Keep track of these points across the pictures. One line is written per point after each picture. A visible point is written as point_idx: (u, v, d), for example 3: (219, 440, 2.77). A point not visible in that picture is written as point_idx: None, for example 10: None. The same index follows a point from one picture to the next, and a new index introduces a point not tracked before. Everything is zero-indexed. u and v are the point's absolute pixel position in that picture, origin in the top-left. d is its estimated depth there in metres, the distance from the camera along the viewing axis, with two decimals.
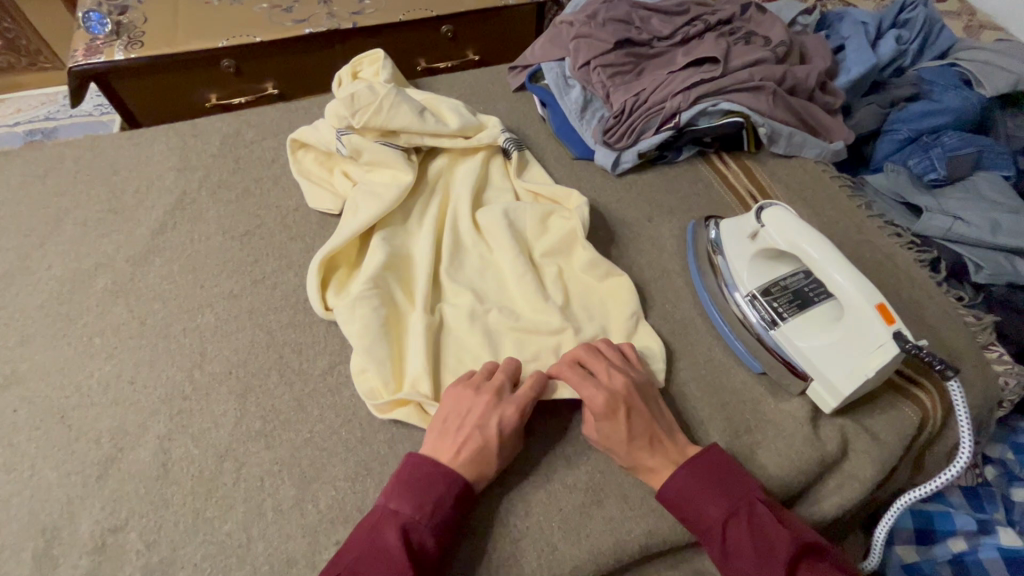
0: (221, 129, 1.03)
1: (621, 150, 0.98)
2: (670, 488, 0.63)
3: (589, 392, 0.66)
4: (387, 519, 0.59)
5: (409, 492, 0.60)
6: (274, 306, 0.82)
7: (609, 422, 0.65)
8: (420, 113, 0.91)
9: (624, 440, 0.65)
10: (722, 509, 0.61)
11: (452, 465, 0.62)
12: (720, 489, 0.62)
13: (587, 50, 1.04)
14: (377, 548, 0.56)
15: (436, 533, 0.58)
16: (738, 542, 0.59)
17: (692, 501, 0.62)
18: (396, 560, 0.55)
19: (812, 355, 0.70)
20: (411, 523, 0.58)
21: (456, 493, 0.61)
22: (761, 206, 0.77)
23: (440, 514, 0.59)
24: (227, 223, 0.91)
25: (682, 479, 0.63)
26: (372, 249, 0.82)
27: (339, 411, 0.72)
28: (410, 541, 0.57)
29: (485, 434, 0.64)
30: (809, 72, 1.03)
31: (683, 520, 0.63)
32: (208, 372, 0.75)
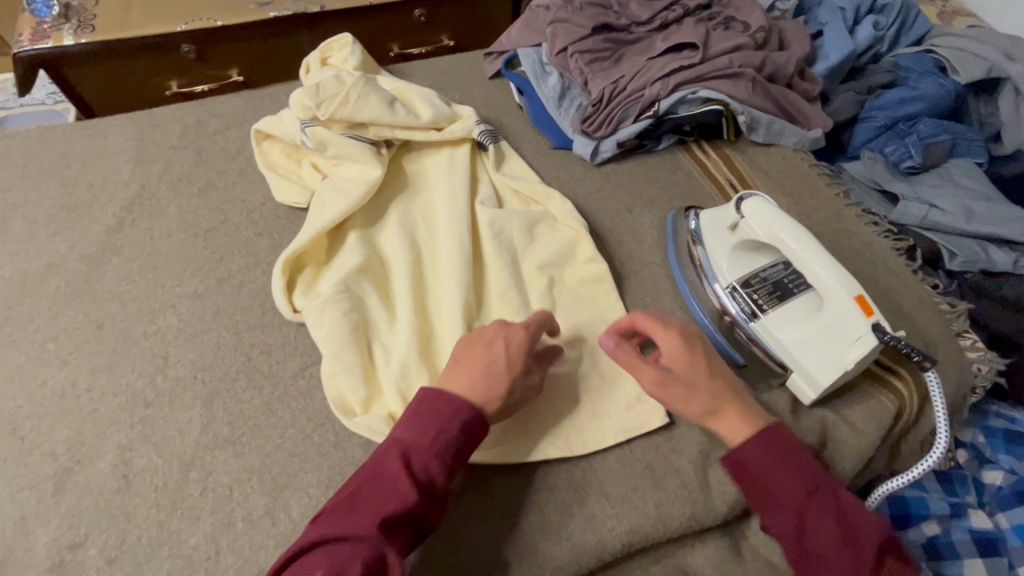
0: (182, 119, 0.98)
1: (600, 139, 0.96)
2: (749, 457, 0.61)
3: (663, 336, 0.66)
4: (390, 447, 0.59)
5: (412, 423, 0.60)
6: (241, 306, 0.78)
7: (685, 364, 0.64)
8: (390, 105, 0.88)
9: (700, 385, 0.64)
10: (804, 485, 0.59)
11: (458, 396, 0.62)
12: (801, 469, 0.60)
13: (564, 36, 1.01)
14: (381, 474, 0.57)
15: (439, 459, 0.58)
16: (820, 521, 0.58)
17: (773, 475, 0.60)
18: (397, 482, 0.56)
19: (792, 346, 0.70)
20: (415, 449, 0.59)
21: (463, 417, 0.61)
22: (740, 197, 0.75)
23: (444, 441, 0.59)
24: (190, 218, 0.86)
25: (765, 453, 0.61)
26: (343, 250, 0.81)
27: (312, 415, 0.70)
28: (413, 466, 0.57)
29: (491, 364, 0.64)
30: (787, 59, 1.02)
31: (754, 490, 0.61)
32: (172, 377, 0.71)
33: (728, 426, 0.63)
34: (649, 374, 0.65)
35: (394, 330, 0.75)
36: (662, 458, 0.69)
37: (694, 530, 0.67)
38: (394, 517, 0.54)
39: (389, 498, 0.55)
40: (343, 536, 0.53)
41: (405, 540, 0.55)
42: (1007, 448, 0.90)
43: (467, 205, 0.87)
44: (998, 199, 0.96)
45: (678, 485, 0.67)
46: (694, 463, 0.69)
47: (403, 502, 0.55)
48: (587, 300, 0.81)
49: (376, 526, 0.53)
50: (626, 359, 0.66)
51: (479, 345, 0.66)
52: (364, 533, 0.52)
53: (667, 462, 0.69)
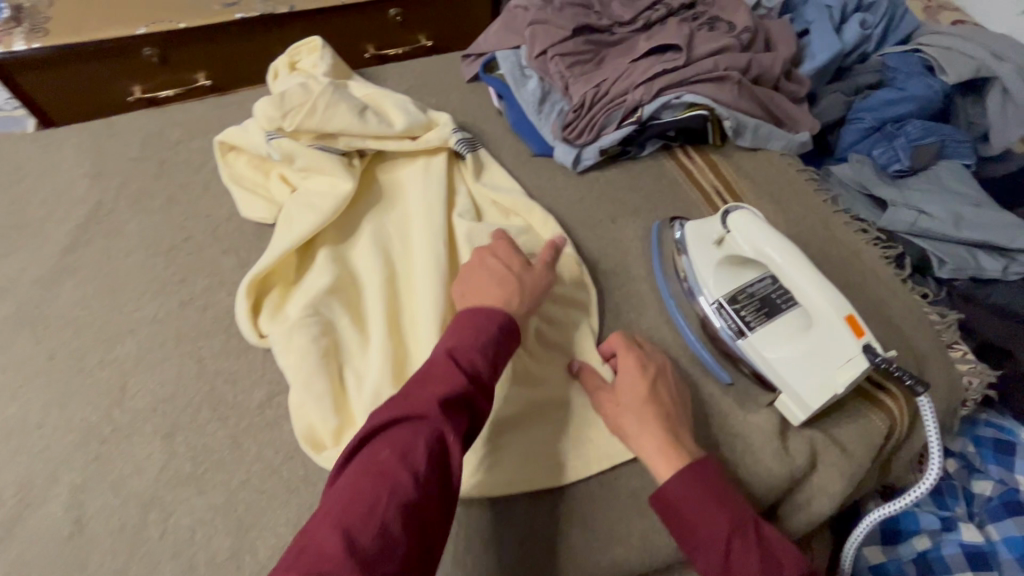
0: (141, 129, 0.93)
1: (582, 146, 0.92)
2: (672, 495, 0.58)
3: (625, 361, 0.69)
4: (436, 351, 0.58)
5: (452, 332, 0.60)
6: (205, 331, 0.74)
7: (629, 387, 0.66)
8: (361, 114, 0.85)
9: (632, 408, 0.64)
10: (727, 526, 0.56)
11: (490, 307, 0.63)
12: (726, 505, 0.58)
13: (543, 38, 0.97)
14: (429, 372, 0.55)
15: (485, 358, 0.58)
16: (742, 563, 0.55)
17: (697, 515, 0.57)
18: (452, 377, 0.54)
19: (781, 366, 0.67)
20: (460, 348, 0.58)
21: (499, 322, 0.61)
22: (726, 210, 0.73)
23: (486, 339, 0.59)
24: (150, 236, 0.82)
25: (689, 490, 0.58)
26: (312, 269, 0.77)
27: (280, 448, 0.66)
28: (460, 360, 0.56)
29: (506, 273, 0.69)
30: (774, 60, 0.99)
31: (681, 530, 0.58)
32: (130, 410, 0.67)
33: (660, 456, 0.61)
34: (597, 390, 0.69)
35: (367, 354, 0.72)
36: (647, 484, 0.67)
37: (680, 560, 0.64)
38: (450, 402, 0.53)
39: (442, 384, 0.54)
40: (401, 421, 0.51)
41: (461, 426, 0.53)
42: (997, 457, 0.89)
43: (443, 218, 0.83)
44: (986, 204, 0.94)
45: None
46: None
47: (456, 389, 0.54)
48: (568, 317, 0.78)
49: (435, 409, 0.51)
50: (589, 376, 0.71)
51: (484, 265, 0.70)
52: (423, 415, 0.51)
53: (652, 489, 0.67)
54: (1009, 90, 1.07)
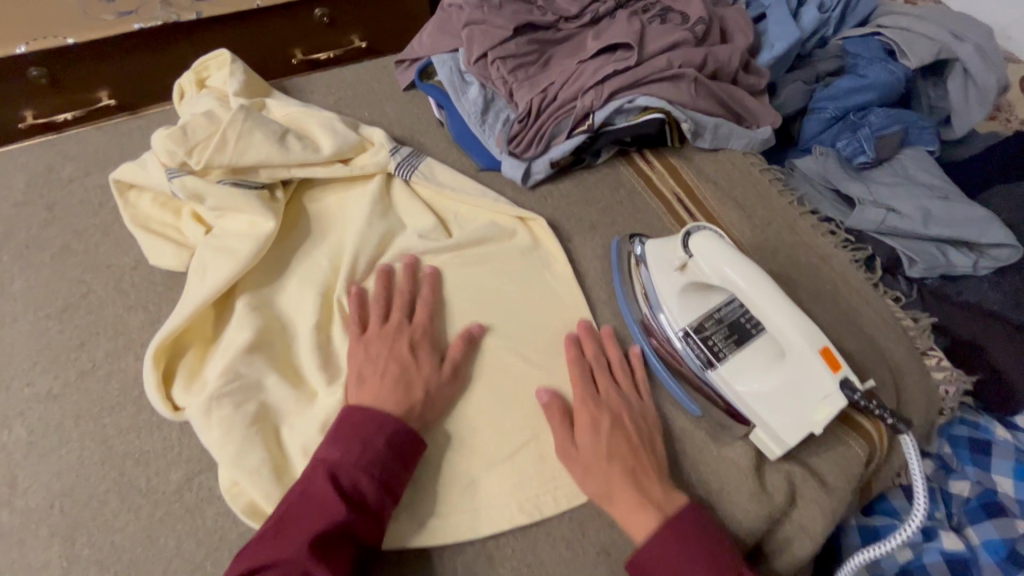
0: (26, 167, 0.81)
1: (531, 160, 0.85)
2: (651, 551, 0.55)
3: (581, 411, 0.63)
4: (315, 467, 0.56)
5: (336, 439, 0.57)
6: (109, 405, 0.64)
7: (592, 443, 0.61)
8: (280, 141, 0.75)
9: (591, 469, 0.60)
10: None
11: (382, 409, 0.59)
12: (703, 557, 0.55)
13: (481, 40, 0.88)
14: (310, 496, 0.54)
15: (368, 472, 0.56)
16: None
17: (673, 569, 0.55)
18: (325, 503, 0.53)
19: (752, 399, 0.63)
20: (341, 466, 0.56)
21: (387, 429, 0.58)
22: (687, 232, 0.66)
23: (371, 455, 0.56)
24: (41, 295, 0.71)
25: (665, 542, 0.55)
26: (231, 322, 0.68)
27: (202, 538, 0.58)
28: (341, 483, 0.55)
29: (423, 370, 0.64)
30: (731, 53, 0.92)
31: None
32: (22, 509, 0.58)
33: (631, 515, 0.57)
34: (561, 440, 0.62)
35: (301, 418, 0.64)
36: (619, 538, 0.62)
37: None
38: (325, 537, 0.52)
39: (317, 518, 0.52)
40: (267, 564, 0.50)
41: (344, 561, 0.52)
42: (973, 458, 0.87)
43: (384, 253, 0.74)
44: (955, 196, 0.90)
45: None
46: None
47: (332, 522, 0.52)
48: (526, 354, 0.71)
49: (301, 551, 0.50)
50: (553, 421, 0.64)
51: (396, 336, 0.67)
52: (285, 557, 0.50)
53: (623, 545, 0.61)
54: (970, 72, 1.04)
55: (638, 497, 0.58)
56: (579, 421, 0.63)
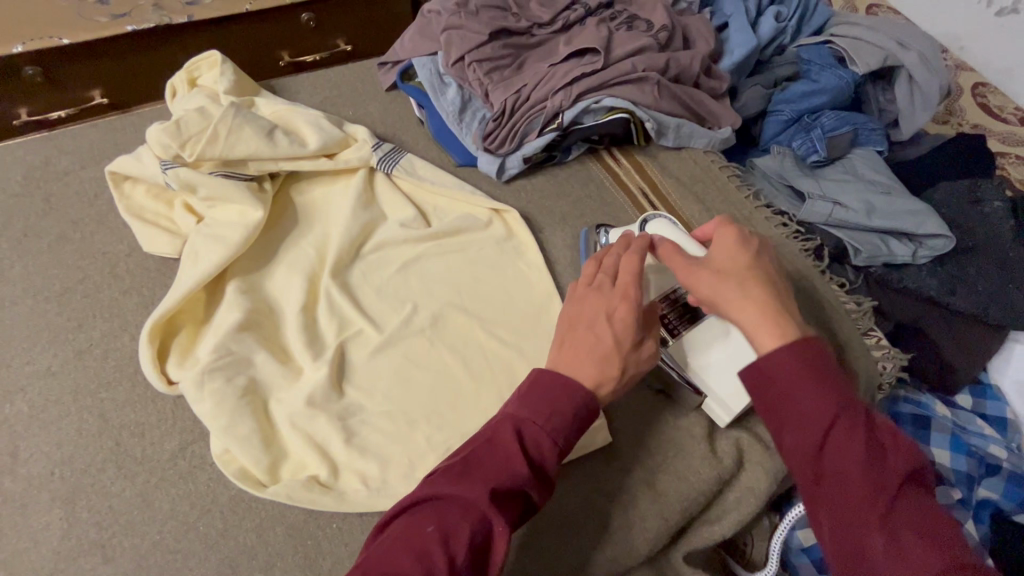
0: (24, 160, 0.85)
1: (505, 156, 0.90)
2: (773, 364, 0.52)
3: (722, 230, 0.64)
4: (501, 420, 0.55)
5: (526, 397, 0.56)
6: (106, 381, 0.69)
7: (726, 257, 0.61)
8: (269, 136, 0.80)
9: (729, 278, 0.59)
10: (838, 401, 0.49)
11: (581, 379, 0.57)
12: (833, 387, 0.50)
13: (459, 44, 0.94)
14: (492, 442, 0.53)
15: (553, 441, 0.54)
16: (850, 442, 0.48)
17: (797, 393, 0.50)
18: (513, 457, 0.52)
19: (704, 370, 0.70)
20: (528, 425, 0.54)
21: (580, 398, 0.56)
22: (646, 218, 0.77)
23: (559, 422, 0.55)
24: (38, 280, 0.75)
25: (790, 362, 0.51)
26: (223, 302, 0.73)
27: (195, 501, 0.62)
28: (526, 442, 0.54)
29: (621, 332, 0.60)
30: (692, 58, 0.99)
31: (773, 401, 0.51)
32: (24, 477, 0.62)
33: (766, 325, 0.55)
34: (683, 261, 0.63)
35: (288, 392, 0.68)
36: (581, 499, 0.67)
37: (617, 571, 0.66)
38: (505, 489, 0.51)
39: (503, 469, 0.51)
40: (447, 497, 0.50)
41: (513, 518, 0.52)
42: (914, 433, 0.93)
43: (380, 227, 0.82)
44: (897, 190, 0.99)
45: (600, 525, 0.66)
46: (614, 502, 0.67)
47: (514, 478, 0.51)
48: (500, 333, 0.76)
49: (482, 496, 0.49)
50: (667, 256, 0.66)
51: (621, 298, 0.62)
52: (469, 496, 0.49)
53: (586, 504, 0.67)
54: (913, 77, 1.12)
55: (764, 309, 0.56)
56: (717, 242, 0.64)
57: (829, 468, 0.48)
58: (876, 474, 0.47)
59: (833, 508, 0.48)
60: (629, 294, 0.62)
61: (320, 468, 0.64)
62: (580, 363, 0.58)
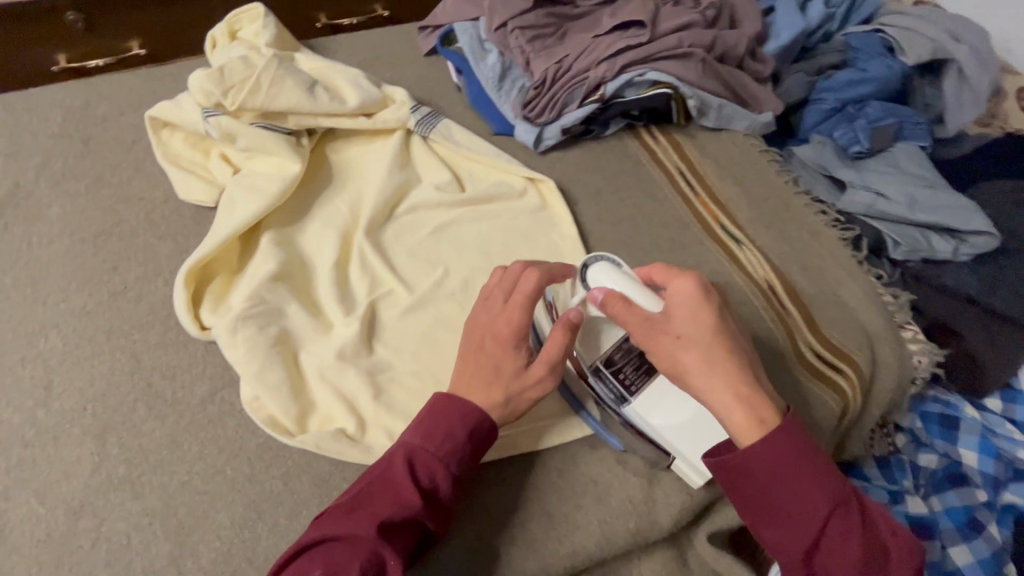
0: (63, 103, 0.85)
1: (543, 126, 0.89)
2: (760, 465, 0.55)
3: (684, 281, 0.61)
4: (395, 453, 0.58)
5: (418, 427, 0.60)
6: (139, 323, 0.69)
7: (687, 319, 0.60)
8: (310, 90, 0.79)
9: (695, 346, 0.59)
10: (829, 500, 0.54)
11: (468, 405, 0.60)
12: (816, 480, 0.55)
13: (503, 10, 0.92)
14: (385, 477, 0.57)
15: (446, 468, 0.58)
16: (842, 540, 0.54)
17: (785, 491, 0.55)
18: (404, 491, 0.55)
19: (667, 431, 0.64)
20: (419, 455, 0.58)
21: (471, 423, 0.59)
22: (585, 262, 0.65)
23: (451, 450, 0.58)
24: (75, 221, 0.75)
25: (771, 461, 0.55)
26: (258, 252, 0.73)
27: (223, 446, 0.63)
28: (417, 472, 0.57)
29: (502, 359, 0.61)
30: (738, 38, 0.97)
31: (763, 500, 0.56)
32: (57, 410, 0.63)
33: (737, 406, 0.57)
34: (644, 324, 0.59)
35: (318, 346, 0.68)
36: (606, 471, 0.66)
37: (639, 545, 0.65)
38: (394, 520, 0.54)
39: (391, 502, 0.55)
40: (339, 536, 0.53)
41: (406, 545, 0.55)
42: (942, 433, 0.92)
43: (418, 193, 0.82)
44: (941, 185, 0.96)
45: (623, 498, 0.65)
46: (638, 475, 0.66)
47: (404, 509, 0.55)
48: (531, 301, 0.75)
49: (370, 530, 0.53)
50: (618, 312, 0.60)
51: (508, 320, 0.62)
52: (358, 531, 0.53)
53: (611, 475, 0.66)
54: (964, 72, 1.09)
55: (738, 390, 0.57)
56: (675, 296, 0.61)
57: (823, 563, 0.55)
58: (870, 566, 0.54)
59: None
60: (514, 318, 0.62)
61: (347, 421, 0.64)
62: (474, 387, 0.62)
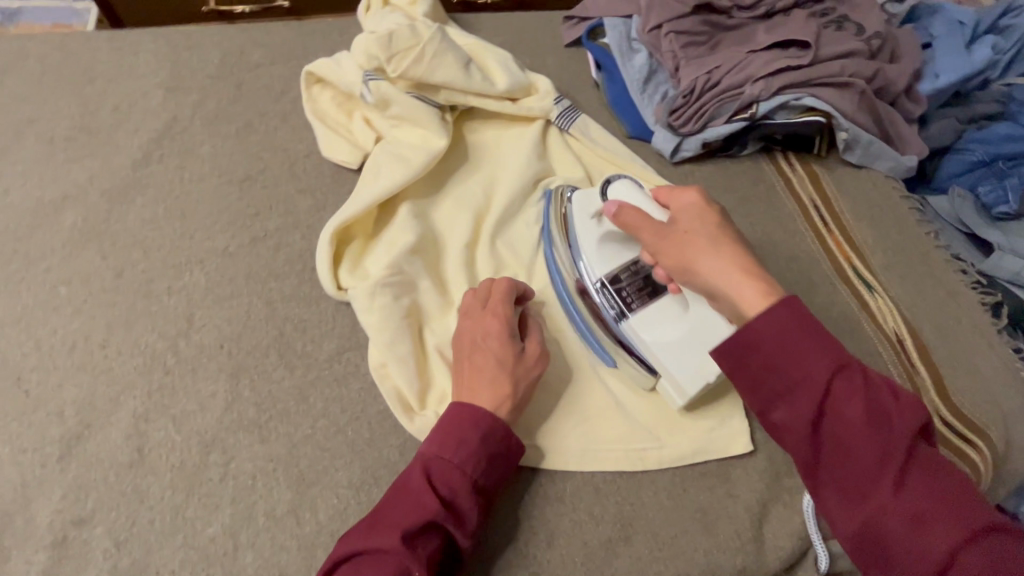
0: (221, 45, 0.87)
1: (684, 136, 0.87)
2: (759, 334, 0.50)
3: (687, 193, 0.62)
4: (412, 464, 0.56)
5: (433, 434, 0.57)
6: (276, 272, 0.70)
7: (692, 220, 0.60)
8: (466, 67, 0.79)
9: (703, 239, 0.58)
10: (831, 363, 0.49)
11: (476, 401, 0.59)
12: (823, 344, 0.50)
13: (660, 12, 0.90)
14: (404, 488, 0.54)
15: (465, 472, 0.55)
16: (847, 404, 0.48)
17: (788, 354, 0.49)
18: (423, 500, 0.53)
19: (658, 348, 0.65)
20: (437, 463, 0.55)
21: (485, 421, 0.57)
22: (608, 180, 0.70)
23: (467, 452, 0.56)
24: (224, 161, 0.77)
25: (776, 324, 0.50)
26: (396, 222, 0.73)
27: (346, 406, 0.64)
28: (435, 479, 0.55)
29: (500, 349, 0.62)
30: (898, 75, 0.92)
31: (766, 373, 0.50)
32: (196, 343, 0.65)
33: (745, 288, 0.54)
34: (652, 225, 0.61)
35: (443, 323, 0.69)
36: (716, 501, 0.64)
37: None
38: (417, 529, 0.52)
39: (410, 511, 0.52)
40: (362, 551, 0.50)
41: (435, 556, 0.52)
42: None
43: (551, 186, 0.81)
44: None
45: (731, 532, 0.63)
46: (749, 512, 0.64)
47: (424, 516, 0.52)
48: None
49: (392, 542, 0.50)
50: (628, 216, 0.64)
51: (492, 316, 0.65)
52: (380, 544, 0.50)
53: (721, 507, 0.64)
54: None
55: (742, 268, 0.55)
56: (682, 205, 0.62)
57: (831, 437, 0.48)
58: (880, 434, 0.47)
59: (840, 477, 0.48)
60: (498, 310, 0.65)
61: None
62: (480, 383, 0.61)
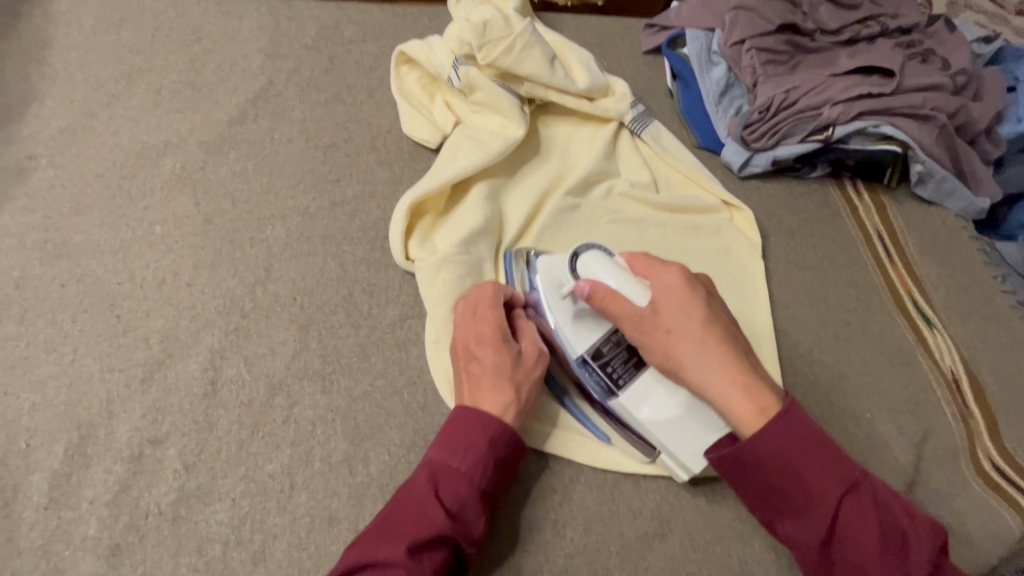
0: (319, 19, 0.92)
1: (755, 151, 0.87)
2: (761, 454, 0.54)
3: (666, 273, 0.62)
4: (417, 473, 0.56)
5: (439, 442, 0.58)
6: (350, 236, 0.74)
7: (675, 309, 0.60)
8: (551, 63, 0.81)
9: (690, 336, 0.59)
10: (838, 481, 0.53)
11: (477, 409, 0.58)
12: (829, 457, 0.54)
13: (745, 27, 0.91)
14: (411, 498, 0.54)
15: (471, 481, 0.55)
16: (855, 524, 0.53)
17: (797, 472, 0.53)
18: (429, 511, 0.53)
19: (656, 429, 0.61)
20: (443, 473, 0.56)
21: (490, 430, 0.57)
22: (577, 252, 0.63)
23: (472, 461, 0.56)
24: (311, 127, 0.81)
25: (781, 437, 0.54)
26: (467, 202, 0.76)
27: (404, 370, 0.66)
28: (441, 489, 0.55)
29: (495, 356, 0.61)
30: (981, 113, 0.91)
31: (776, 491, 0.54)
32: (271, 292, 0.68)
33: (739, 397, 0.56)
34: (634, 316, 0.60)
35: None
36: (755, 512, 0.64)
37: None
38: (423, 541, 0.52)
39: (416, 521, 0.53)
40: (371, 561, 0.51)
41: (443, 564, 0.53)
42: None
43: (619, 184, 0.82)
44: None
45: (768, 545, 0.63)
46: None
47: (429, 527, 0.52)
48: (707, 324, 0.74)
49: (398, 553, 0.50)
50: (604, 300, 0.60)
51: (482, 322, 0.63)
52: (387, 555, 0.51)
53: (759, 519, 0.64)
54: None
55: (732, 370, 0.57)
56: (663, 286, 0.61)
57: (841, 558, 0.53)
58: (890, 554, 0.52)
59: None
60: (488, 317, 0.63)
61: None
62: (482, 392, 0.60)
